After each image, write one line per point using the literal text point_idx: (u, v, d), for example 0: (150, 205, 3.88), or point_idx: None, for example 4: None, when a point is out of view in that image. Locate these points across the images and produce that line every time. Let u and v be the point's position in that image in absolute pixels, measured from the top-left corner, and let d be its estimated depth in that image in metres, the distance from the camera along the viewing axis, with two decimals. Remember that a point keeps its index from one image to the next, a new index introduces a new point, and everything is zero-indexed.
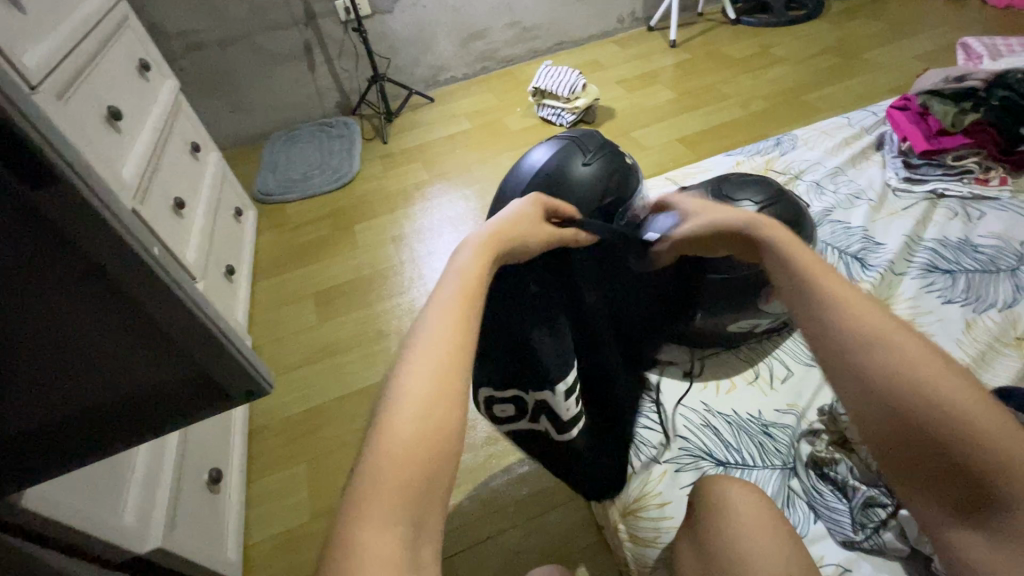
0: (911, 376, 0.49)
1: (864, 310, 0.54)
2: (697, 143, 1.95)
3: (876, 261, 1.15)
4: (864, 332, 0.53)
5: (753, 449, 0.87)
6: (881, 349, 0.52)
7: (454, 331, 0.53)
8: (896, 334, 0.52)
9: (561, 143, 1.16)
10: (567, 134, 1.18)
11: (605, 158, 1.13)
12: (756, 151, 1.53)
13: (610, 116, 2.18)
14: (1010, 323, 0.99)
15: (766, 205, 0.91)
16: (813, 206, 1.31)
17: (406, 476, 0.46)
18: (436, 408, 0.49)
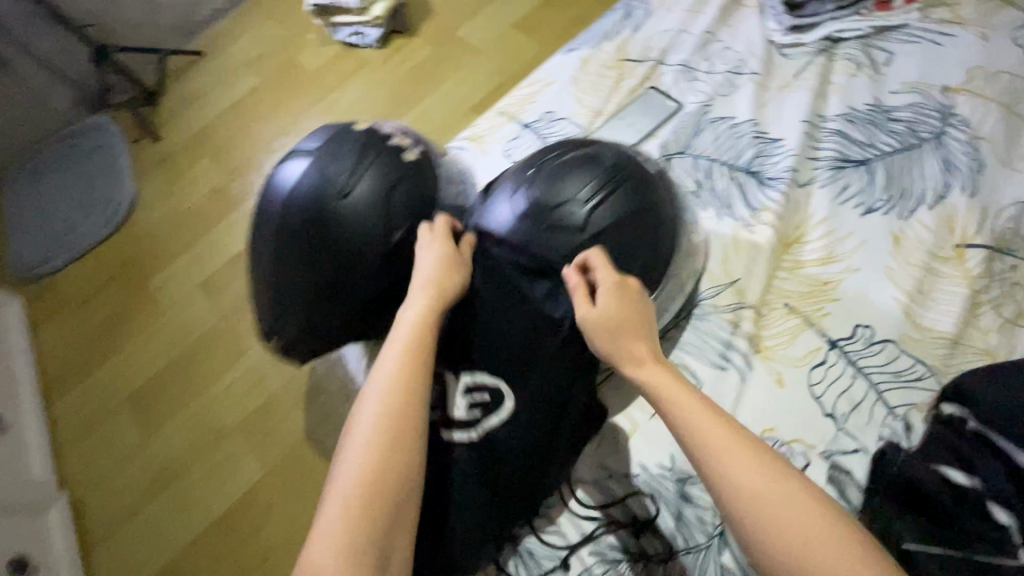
0: (790, 531, 0.42)
1: (739, 465, 0.45)
2: (540, 23, 1.50)
3: (775, 171, 0.87)
4: (740, 491, 0.44)
5: (672, 526, 0.69)
6: (756, 508, 0.43)
7: (410, 369, 0.58)
8: (776, 491, 0.44)
9: (308, 158, 0.73)
10: (310, 139, 0.74)
11: (380, 166, 0.72)
12: (603, 35, 1.13)
13: (426, 11, 1.65)
14: (946, 225, 0.76)
15: (598, 198, 0.70)
16: (688, 106, 0.99)
17: (361, 509, 0.50)
18: (386, 442, 0.54)
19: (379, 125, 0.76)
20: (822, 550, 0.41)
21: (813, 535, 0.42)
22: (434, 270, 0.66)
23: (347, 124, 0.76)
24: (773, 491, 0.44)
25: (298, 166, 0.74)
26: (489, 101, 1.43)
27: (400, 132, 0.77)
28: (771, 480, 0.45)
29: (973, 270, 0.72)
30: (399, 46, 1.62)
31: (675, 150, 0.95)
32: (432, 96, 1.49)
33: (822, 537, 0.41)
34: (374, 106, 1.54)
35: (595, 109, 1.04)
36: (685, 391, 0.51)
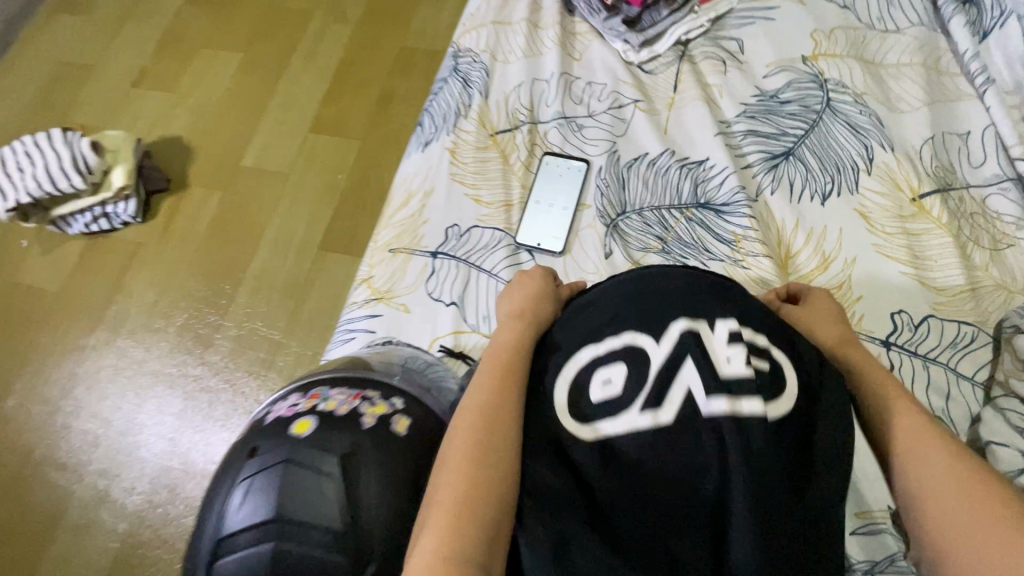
0: (957, 524, 0.44)
1: (928, 462, 0.48)
2: (343, 115, 1.25)
3: (725, 195, 0.82)
4: (928, 483, 0.47)
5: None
6: (934, 495, 0.46)
7: (504, 377, 0.53)
8: (963, 490, 0.46)
9: (241, 542, 0.43)
10: (242, 504, 0.44)
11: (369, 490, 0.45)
12: (454, 113, 0.95)
13: (187, 152, 1.27)
14: (891, 186, 0.78)
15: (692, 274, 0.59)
16: (597, 159, 0.88)
17: (458, 516, 0.44)
18: (487, 449, 0.48)
19: (326, 403, 0.49)
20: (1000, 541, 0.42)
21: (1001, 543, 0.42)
22: (523, 297, 0.64)
23: (277, 433, 0.47)
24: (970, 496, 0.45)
25: (234, 554, 0.43)
26: (337, 226, 1.14)
27: (359, 395, 0.51)
28: (960, 478, 0.46)
29: (942, 219, 0.75)
30: (173, 208, 1.21)
31: (616, 213, 0.84)
32: (261, 251, 1.15)
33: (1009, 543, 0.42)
34: (184, 295, 1.13)
35: (503, 202, 0.87)
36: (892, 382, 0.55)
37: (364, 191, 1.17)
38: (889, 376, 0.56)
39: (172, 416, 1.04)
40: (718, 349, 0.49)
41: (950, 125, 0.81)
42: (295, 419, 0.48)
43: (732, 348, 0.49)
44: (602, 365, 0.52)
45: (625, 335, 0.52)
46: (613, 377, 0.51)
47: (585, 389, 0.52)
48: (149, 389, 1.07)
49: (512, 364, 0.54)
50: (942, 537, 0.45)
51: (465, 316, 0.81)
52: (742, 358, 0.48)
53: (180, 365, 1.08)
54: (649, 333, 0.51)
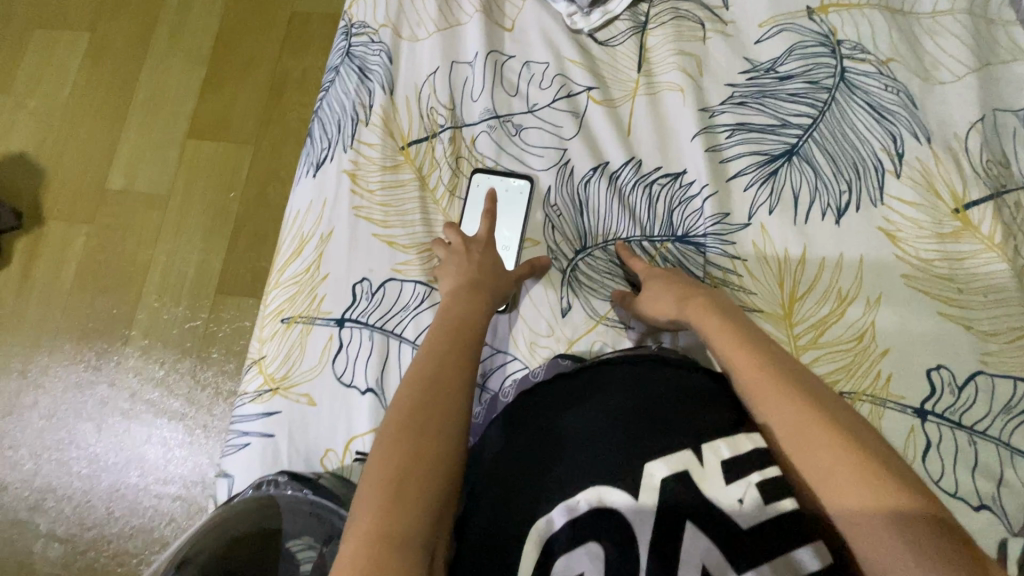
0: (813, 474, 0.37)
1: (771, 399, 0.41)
2: (228, 110, 0.99)
3: (710, 219, 0.62)
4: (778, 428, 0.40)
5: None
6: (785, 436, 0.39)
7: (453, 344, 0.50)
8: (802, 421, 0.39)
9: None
10: None
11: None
12: (352, 117, 0.72)
13: (36, 173, 1.00)
14: (926, 193, 0.59)
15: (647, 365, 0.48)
16: (543, 175, 0.66)
17: (393, 491, 0.38)
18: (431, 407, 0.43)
19: None
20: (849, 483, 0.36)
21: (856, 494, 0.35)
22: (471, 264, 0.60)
23: None
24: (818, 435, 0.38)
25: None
26: (235, 261, 0.93)
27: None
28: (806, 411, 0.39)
29: (994, 237, 0.57)
30: (31, 250, 0.97)
31: (571, 249, 0.64)
32: (146, 298, 0.93)
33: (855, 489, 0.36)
34: (61, 362, 0.93)
35: (424, 243, 0.67)
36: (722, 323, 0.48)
37: (264, 212, 0.94)
38: (730, 331, 0.46)
39: (65, 512, 0.87)
40: (724, 494, 0.37)
41: (1003, 99, 0.61)
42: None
43: (739, 486, 0.37)
44: (566, 551, 0.36)
45: (586, 493, 0.38)
46: (587, 573, 0.35)
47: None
48: (33, 482, 0.89)
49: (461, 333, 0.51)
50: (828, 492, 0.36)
51: (387, 406, 0.63)
52: (759, 494, 0.37)
53: (66, 450, 0.89)
54: (619, 485, 0.38)
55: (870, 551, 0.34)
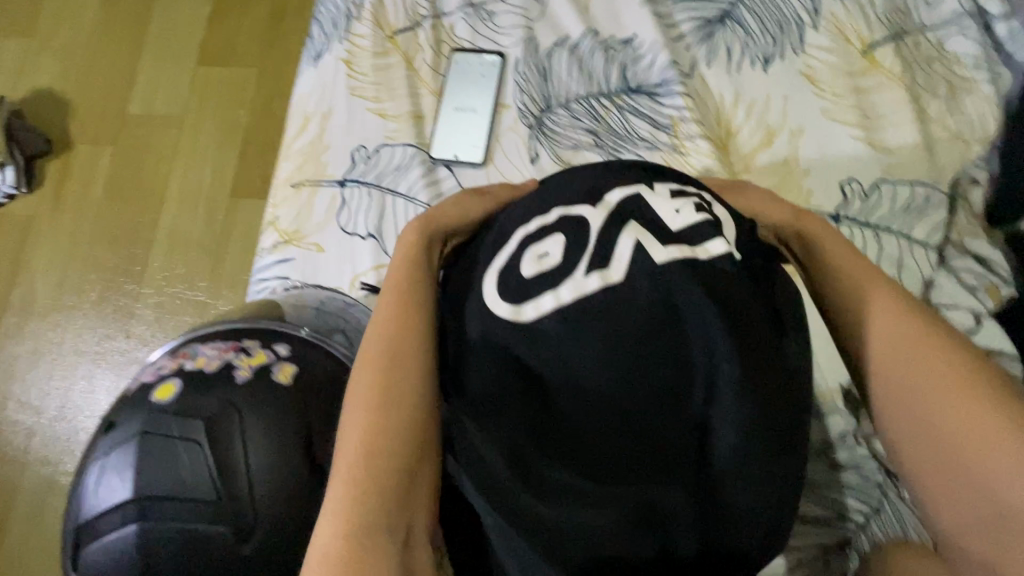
0: (904, 375, 0.41)
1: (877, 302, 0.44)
2: (234, 39, 1.09)
3: (657, 75, 0.72)
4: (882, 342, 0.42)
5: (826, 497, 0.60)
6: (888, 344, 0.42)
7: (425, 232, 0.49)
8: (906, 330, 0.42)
9: (112, 532, 0.37)
10: (96, 481, 0.39)
11: (259, 460, 0.39)
12: (345, 15, 0.82)
13: (63, 104, 1.11)
14: (839, 40, 0.69)
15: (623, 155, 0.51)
16: (512, 50, 0.76)
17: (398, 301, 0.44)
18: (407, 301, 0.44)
19: (192, 362, 0.42)
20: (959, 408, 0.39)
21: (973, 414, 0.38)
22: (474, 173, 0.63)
23: (137, 402, 0.40)
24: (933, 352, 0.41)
25: (110, 537, 0.38)
26: (246, 169, 1.03)
27: (233, 346, 0.43)
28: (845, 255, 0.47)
29: (895, 70, 0.67)
30: (62, 172, 1.08)
31: (539, 109, 0.74)
32: (167, 207, 1.04)
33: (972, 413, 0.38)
34: (93, 266, 1.03)
35: (411, 114, 0.77)
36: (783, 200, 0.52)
37: (270, 125, 1.04)
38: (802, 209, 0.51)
39: (105, 392, 0.98)
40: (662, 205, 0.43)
41: None
42: (157, 384, 0.41)
43: (681, 201, 0.42)
44: (535, 243, 0.43)
45: (550, 214, 0.43)
46: (547, 253, 0.42)
47: (516, 265, 0.42)
48: (74, 370, 0.99)
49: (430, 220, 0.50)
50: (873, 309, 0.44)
51: (385, 248, 0.73)
52: (693, 207, 0.42)
53: (101, 341, 1.00)
54: (583, 203, 0.43)
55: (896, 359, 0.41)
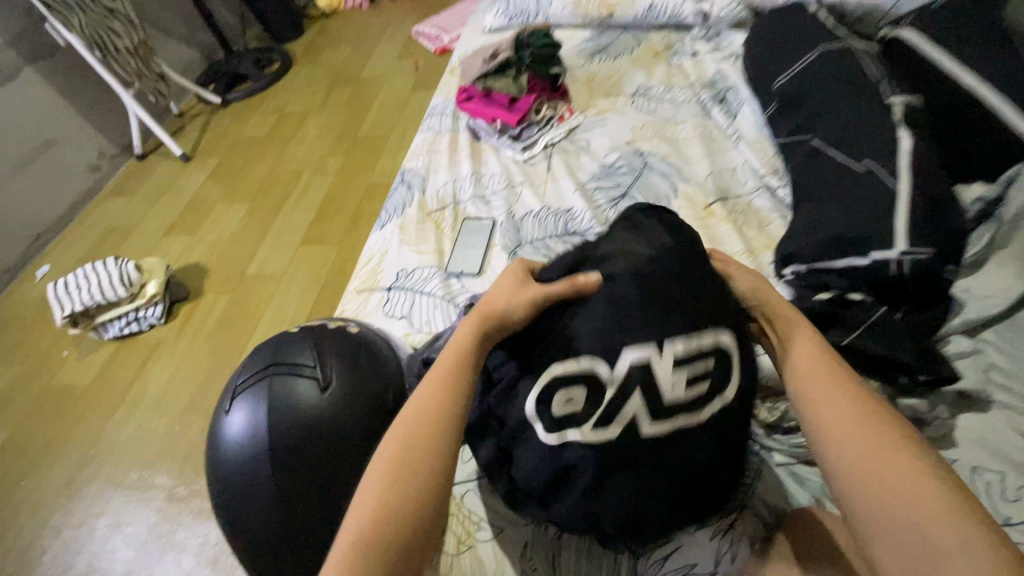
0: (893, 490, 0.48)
1: (835, 406, 0.54)
2: (325, 231, 1.67)
3: (586, 224, 1.19)
4: (830, 420, 0.53)
5: (748, 463, 0.79)
6: (839, 437, 0.52)
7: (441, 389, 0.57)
8: (868, 426, 0.52)
9: (251, 384, 0.71)
10: (250, 367, 0.73)
11: (332, 349, 0.73)
12: (400, 204, 1.36)
13: (203, 270, 1.65)
14: (690, 203, 1.18)
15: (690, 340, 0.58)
16: (499, 217, 1.27)
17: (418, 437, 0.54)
18: (413, 453, 0.53)
19: (306, 322, 0.79)
20: (917, 488, 0.48)
21: (918, 486, 0.48)
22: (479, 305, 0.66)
23: (275, 335, 0.76)
24: (879, 435, 0.51)
25: (247, 392, 0.70)
26: (320, 303, 1.48)
27: (329, 319, 0.81)
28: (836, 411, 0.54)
29: (724, 215, 1.14)
30: (189, 311, 1.55)
31: (515, 245, 1.20)
32: (258, 330, 1.46)
33: (923, 487, 0.48)
34: (195, 371, 1.41)
35: (436, 251, 1.23)
36: (822, 356, 0.58)
37: (340, 278, 1.53)
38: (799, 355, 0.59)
39: (179, 462, 1.24)
40: (665, 374, 0.57)
41: (722, 165, 1.24)
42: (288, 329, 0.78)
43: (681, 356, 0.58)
44: (567, 390, 0.59)
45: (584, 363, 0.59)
46: (575, 400, 0.59)
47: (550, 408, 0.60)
48: (160, 449, 1.27)
49: (450, 372, 0.58)
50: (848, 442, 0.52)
51: (413, 323, 1.11)
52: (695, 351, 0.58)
53: (186, 423, 1.30)
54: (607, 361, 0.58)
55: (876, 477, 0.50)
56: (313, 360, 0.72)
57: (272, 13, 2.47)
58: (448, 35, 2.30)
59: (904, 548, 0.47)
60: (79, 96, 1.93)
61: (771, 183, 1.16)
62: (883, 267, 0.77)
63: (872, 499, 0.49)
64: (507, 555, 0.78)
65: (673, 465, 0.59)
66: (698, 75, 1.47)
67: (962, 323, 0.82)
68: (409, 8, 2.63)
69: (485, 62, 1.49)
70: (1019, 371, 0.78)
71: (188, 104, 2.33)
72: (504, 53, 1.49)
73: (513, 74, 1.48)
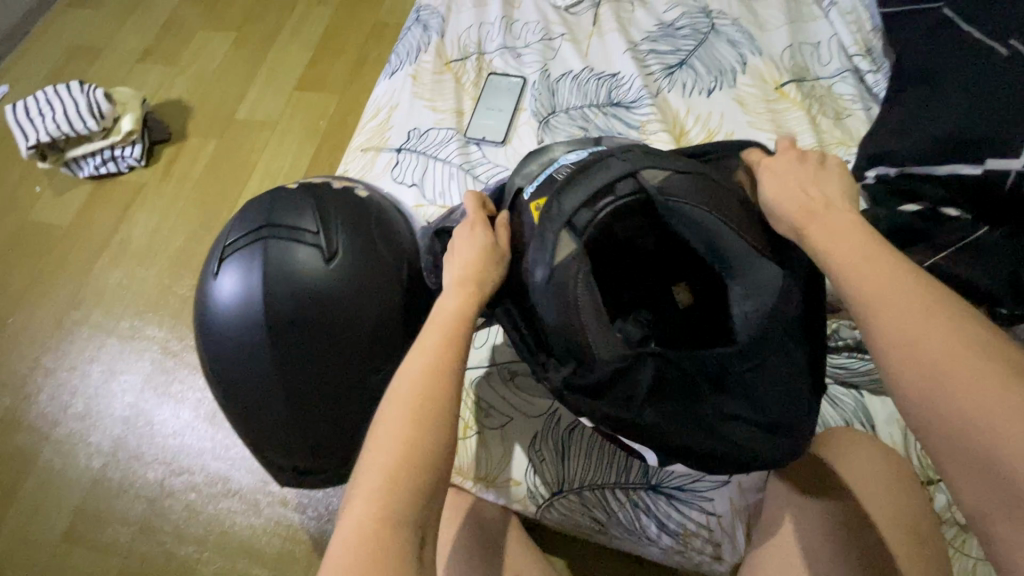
0: (915, 353, 0.38)
1: (891, 302, 0.41)
2: (324, 75, 1.45)
3: (633, 96, 1.01)
4: (884, 316, 0.40)
5: None
6: (901, 341, 0.39)
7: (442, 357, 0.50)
8: (933, 323, 0.39)
9: (242, 245, 0.61)
10: (241, 224, 0.62)
11: (338, 214, 0.62)
12: (414, 49, 1.14)
13: (186, 109, 1.46)
14: (760, 81, 0.99)
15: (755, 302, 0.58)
16: (531, 76, 1.07)
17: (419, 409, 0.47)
18: (425, 422, 0.46)
19: (307, 179, 0.67)
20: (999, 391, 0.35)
21: (965, 366, 0.36)
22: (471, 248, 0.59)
23: (272, 191, 0.65)
24: (949, 333, 0.38)
25: (238, 253, 0.61)
26: (319, 159, 1.32)
27: (334, 178, 0.69)
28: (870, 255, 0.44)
29: (797, 100, 0.96)
30: (173, 155, 1.39)
31: (547, 112, 1.03)
32: (251, 183, 1.32)
33: (1003, 388, 0.35)
34: (182, 222, 1.30)
35: (454, 110, 1.06)
36: (847, 227, 0.47)
37: (341, 132, 1.36)
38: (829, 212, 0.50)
39: (171, 315, 1.18)
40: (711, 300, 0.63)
41: (805, 37, 1.03)
42: (286, 185, 0.66)
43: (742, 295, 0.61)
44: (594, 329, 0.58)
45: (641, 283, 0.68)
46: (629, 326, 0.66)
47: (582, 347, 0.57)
48: (150, 300, 1.21)
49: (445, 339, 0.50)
50: (865, 295, 0.42)
51: (425, 193, 0.98)
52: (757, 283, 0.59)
53: (176, 276, 1.23)
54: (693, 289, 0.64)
55: (893, 330, 0.40)
56: (316, 225, 0.61)
57: None
58: None
59: (970, 468, 0.35)
60: None
61: (861, 65, 0.97)
62: (997, 179, 0.65)
63: (935, 403, 0.37)
64: (517, 444, 0.76)
65: (671, 394, 0.57)
66: None
67: None
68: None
69: None
70: None
71: None
72: None
73: None
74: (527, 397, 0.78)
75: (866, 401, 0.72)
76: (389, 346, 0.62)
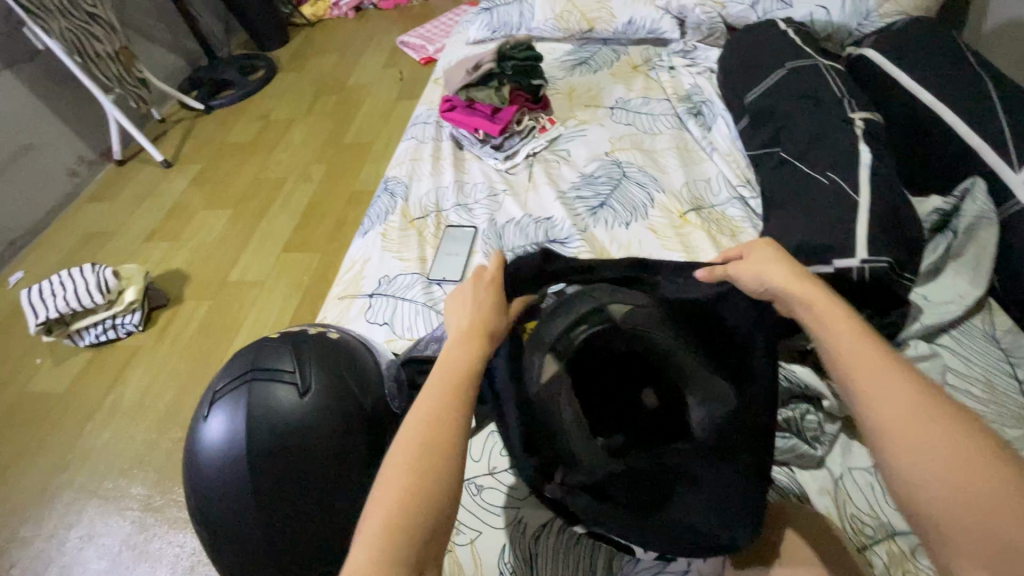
0: (899, 425, 0.43)
1: (888, 400, 0.44)
2: (308, 238, 1.67)
3: (565, 234, 1.21)
4: (886, 418, 0.44)
5: None
6: (904, 448, 0.42)
7: (458, 376, 0.54)
8: (930, 427, 0.42)
9: (230, 390, 0.71)
10: (230, 371, 0.73)
11: (312, 355, 0.74)
12: (382, 213, 1.37)
13: (184, 277, 1.64)
14: (667, 212, 1.21)
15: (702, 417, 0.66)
16: (479, 225, 1.29)
17: (426, 431, 0.50)
18: (431, 442, 0.49)
19: (287, 328, 0.80)
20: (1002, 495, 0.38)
21: (958, 447, 0.40)
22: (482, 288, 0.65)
23: (257, 341, 0.77)
24: (924, 409, 0.43)
25: (225, 396, 0.71)
26: (301, 309, 1.48)
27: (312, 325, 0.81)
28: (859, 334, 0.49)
29: (698, 224, 1.17)
30: (169, 318, 1.53)
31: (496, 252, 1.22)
32: (240, 336, 1.45)
33: (969, 463, 0.40)
34: (173, 378, 1.39)
35: (418, 259, 1.24)
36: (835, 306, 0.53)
37: (322, 283, 1.53)
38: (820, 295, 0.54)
39: (155, 472, 1.22)
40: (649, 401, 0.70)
41: (697, 176, 1.28)
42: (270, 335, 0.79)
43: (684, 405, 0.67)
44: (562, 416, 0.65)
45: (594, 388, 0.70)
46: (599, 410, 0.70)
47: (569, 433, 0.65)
48: (136, 457, 1.25)
49: (461, 364, 0.55)
50: (855, 367, 0.47)
51: (394, 330, 1.11)
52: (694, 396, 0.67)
53: (163, 431, 1.29)
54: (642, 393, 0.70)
55: (884, 408, 0.44)
56: (294, 366, 0.73)
57: (257, 20, 2.48)
58: (433, 45, 2.33)
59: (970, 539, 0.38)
60: (57, 99, 1.91)
61: (744, 193, 1.20)
62: (845, 274, 0.81)
63: (927, 481, 0.40)
64: (487, 557, 0.79)
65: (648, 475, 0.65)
66: (675, 88, 1.51)
67: (921, 329, 0.86)
68: (393, 17, 2.65)
69: (469, 72, 1.51)
70: (974, 375, 0.83)
71: (169, 110, 2.32)
72: (487, 63, 1.51)
73: (497, 86, 1.50)
74: (493, 509, 0.83)
75: (798, 477, 0.79)
76: (356, 468, 0.70)
